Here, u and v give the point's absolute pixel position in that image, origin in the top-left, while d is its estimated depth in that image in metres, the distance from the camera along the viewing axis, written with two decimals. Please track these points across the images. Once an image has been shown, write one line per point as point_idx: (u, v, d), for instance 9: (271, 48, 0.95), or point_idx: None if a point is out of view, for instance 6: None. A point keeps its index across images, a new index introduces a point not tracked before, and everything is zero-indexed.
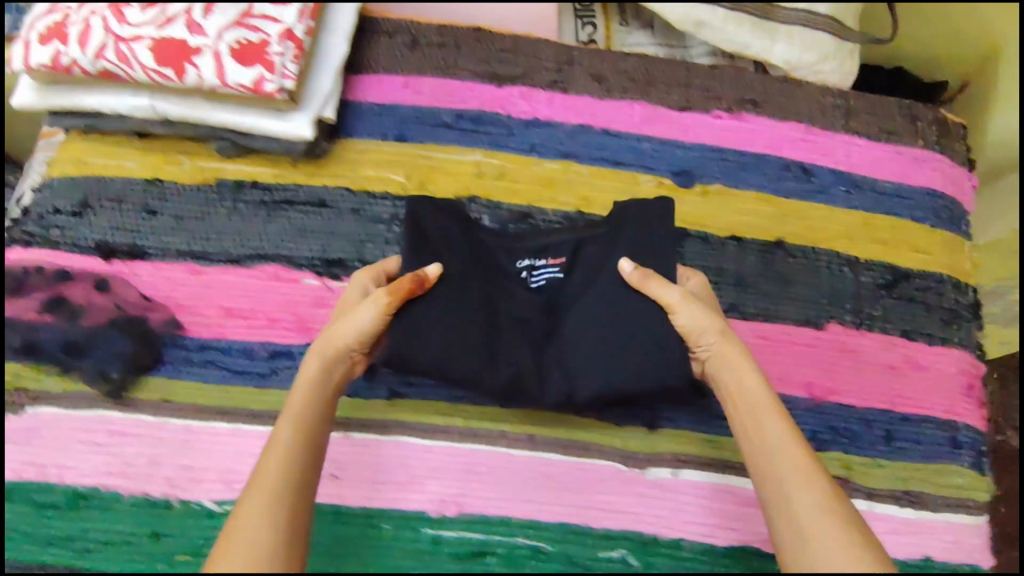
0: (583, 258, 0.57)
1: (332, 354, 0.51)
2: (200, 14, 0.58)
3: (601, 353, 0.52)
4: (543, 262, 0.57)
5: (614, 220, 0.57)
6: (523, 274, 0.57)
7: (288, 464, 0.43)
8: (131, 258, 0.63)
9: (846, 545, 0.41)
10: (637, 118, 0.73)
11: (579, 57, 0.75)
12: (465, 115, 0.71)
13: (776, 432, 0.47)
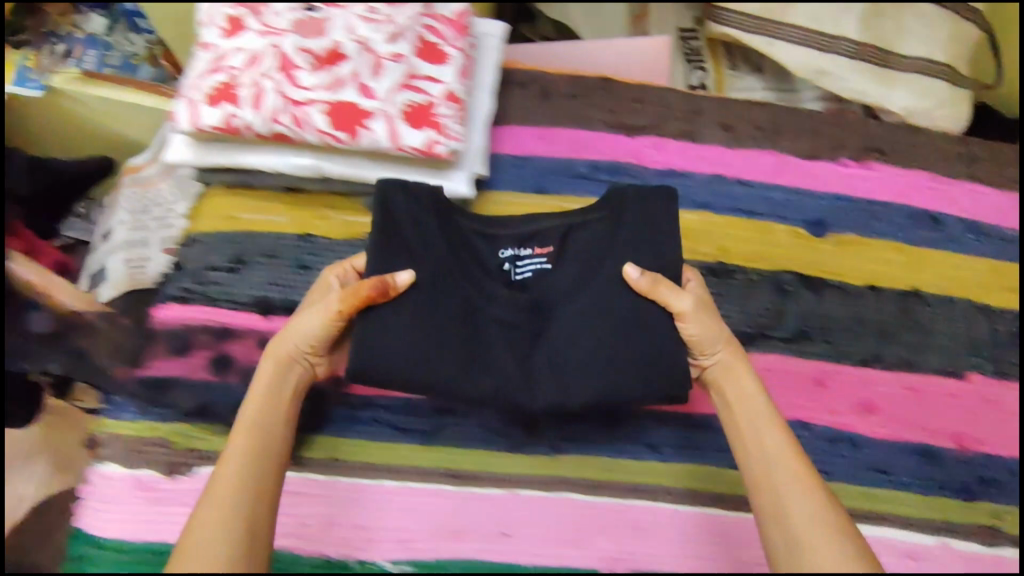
0: (572, 247, 0.58)
1: (284, 363, 0.53)
2: (370, 77, 0.59)
3: (588, 354, 0.52)
4: (528, 253, 0.58)
5: (613, 205, 0.58)
6: (506, 267, 0.58)
7: (248, 473, 0.46)
8: (289, 315, 0.63)
9: (833, 549, 0.44)
10: (768, 167, 0.74)
11: (706, 107, 0.76)
12: (601, 166, 0.72)
13: (772, 439, 0.50)
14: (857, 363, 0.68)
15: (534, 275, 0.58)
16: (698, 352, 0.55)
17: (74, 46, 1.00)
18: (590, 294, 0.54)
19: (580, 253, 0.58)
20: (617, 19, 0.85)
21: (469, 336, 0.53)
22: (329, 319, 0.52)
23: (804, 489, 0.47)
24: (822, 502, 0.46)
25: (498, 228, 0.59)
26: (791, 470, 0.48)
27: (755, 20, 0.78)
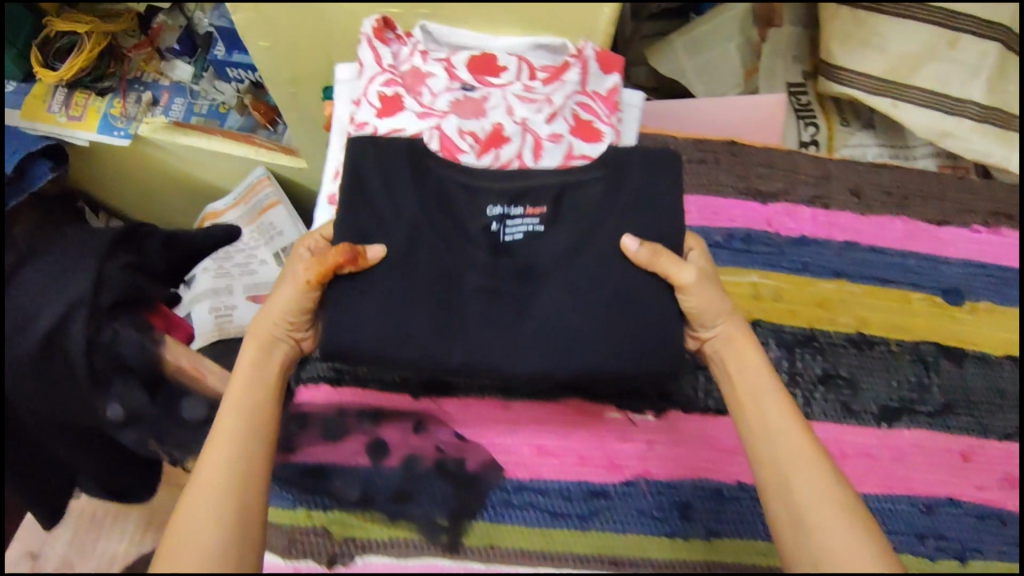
0: (566, 210, 0.55)
1: (269, 340, 0.53)
2: (532, 159, 0.62)
3: (580, 325, 0.51)
4: (519, 211, 0.55)
5: (612, 168, 0.55)
6: (494, 226, 0.55)
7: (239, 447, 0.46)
8: (437, 394, 0.62)
9: (843, 528, 0.43)
10: (899, 234, 0.73)
11: (835, 170, 0.75)
12: (736, 235, 0.71)
13: (773, 412, 0.49)
14: (1001, 437, 0.68)
15: (524, 236, 0.55)
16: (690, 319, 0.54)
17: (160, 93, 1.01)
18: (583, 265, 0.53)
19: (578, 219, 0.55)
20: (731, 72, 0.84)
21: (448, 310, 0.52)
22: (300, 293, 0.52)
23: (809, 463, 0.46)
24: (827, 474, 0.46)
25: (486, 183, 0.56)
26: (793, 442, 0.47)
27: (880, 81, 0.78)
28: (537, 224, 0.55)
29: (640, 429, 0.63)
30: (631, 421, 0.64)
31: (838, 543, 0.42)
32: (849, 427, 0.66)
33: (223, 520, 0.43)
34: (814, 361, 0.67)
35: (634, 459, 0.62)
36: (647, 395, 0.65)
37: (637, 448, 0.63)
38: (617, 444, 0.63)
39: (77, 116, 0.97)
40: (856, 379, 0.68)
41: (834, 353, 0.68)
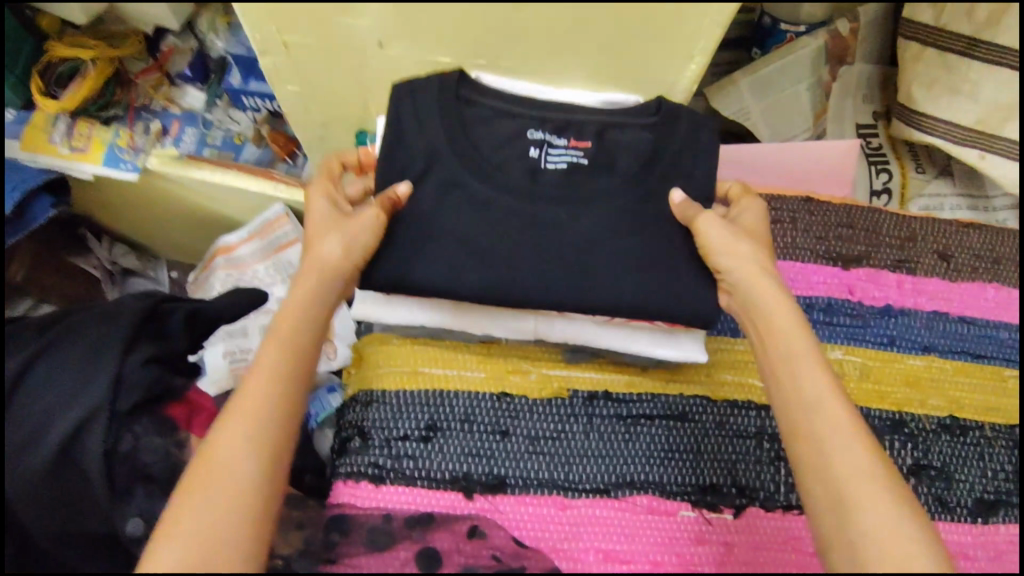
0: (608, 147, 0.57)
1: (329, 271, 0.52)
2: None
3: (611, 265, 0.53)
4: (561, 141, 0.57)
5: (661, 113, 0.57)
6: (537, 154, 0.56)
7: (265, 392, 0.47)
8: (492, 491, 0.56)
9: (881, 505, 0.42)
10: (991, 302, 0.67)
11: (921, 229, 0.69)
12: (817, 304, 0.65)
13: (814, 375, 0.48)
14: None
15: (567, 165, 0.56)
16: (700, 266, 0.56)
17: (170, 122, 0.94)
18: (617, 206, 0.55)
19: (618, 151, 0.57)
20: (800, 117, 0.78)
21: (485, 260, 0.53)
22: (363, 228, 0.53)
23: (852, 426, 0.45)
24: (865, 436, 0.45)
25: (524, 109, 0.58)
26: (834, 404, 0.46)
27: (967, 130, 0.72)
28: (578, 155, 0.57)
29: (717, 530, 0.57)
30: (706, 520, 0.57)
31: (881, 513, 0.42)
32: (946, 524, 0.59)
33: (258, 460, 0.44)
34: (905, 449, 0.61)
35: (711, 564, 0.55)
36: (725, 490, 0.58)
37: (715, 553, 0.56)
38: (692, 547, 0.56)
39: (81, 147, 0.89)
40: (950, 469, 0.61)
41: (925, 440, 0.61)
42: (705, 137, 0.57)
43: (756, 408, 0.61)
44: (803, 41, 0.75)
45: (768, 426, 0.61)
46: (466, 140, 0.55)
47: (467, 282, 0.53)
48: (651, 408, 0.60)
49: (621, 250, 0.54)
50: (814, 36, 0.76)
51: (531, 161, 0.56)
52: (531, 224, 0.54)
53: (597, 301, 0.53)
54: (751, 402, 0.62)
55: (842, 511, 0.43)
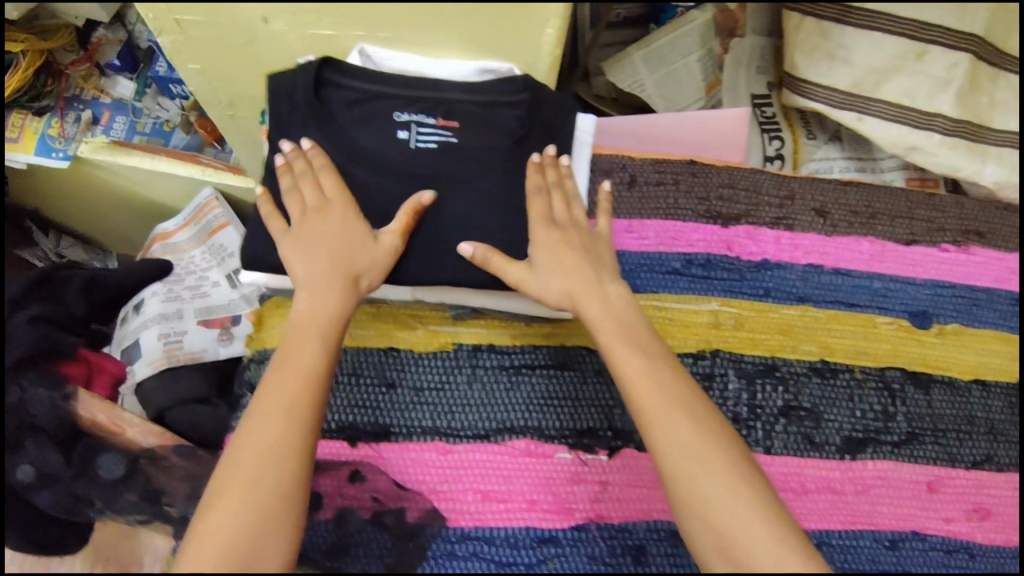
0: (473, 119, 0.60)
1: (328, 272, 0.55)
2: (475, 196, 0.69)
3: (474, 222, 0.60)
4: (430, 123, 0.60)
5: (530, 88, 0.60)
6: (409, 138, 0.59)
7: (297, 385, 0.49)
8: (376, 439, 0.59)
9: (715, 479, 0.47)
10: (865, 255, 0.71)
11: (799, 189, 0.72)
12: (695, 260, 0.68)
13: (668, 416, 0.49)
14: (970, 465, 0.65)
15: (437, 145, 0.60)
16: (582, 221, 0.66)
17: (100, 111, 0.97)
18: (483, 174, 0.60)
19: (484, 123, 0.61)
20: (693, 85, 0.82)
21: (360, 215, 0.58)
22: (386, 254, 0.57)
23: (702, 447, 0.48)
24: (721, 449, 0.49)
25: (397, 88, 0.60)
26: (686, 432, 0.49)
27: (844, 95, 0.75)
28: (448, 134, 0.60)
29: (592, 470, 0.60)
30: (582, 461, 0.60)
31: (719, 493, 0.47)
32: (812, 460, 0.63)
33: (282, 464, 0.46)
34: (775, 392, 0.64)
35: (586, 501, 0.59)
36: (600, 433, 0.61)
37: (590, 491, 0.59)
38: (568, 486, 0.59)
39: (13, 137, 0.91)
40: (819, 409, 0.64)
41: (796, 383, 0.65)
42: (566, 103, 0.65)
43: None
44: (691, 15, 0.79)
45: None
46: (344, 115, 0.59)
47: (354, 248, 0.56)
48: (533, 358, 0.63)
49: (487, 213, 0.60)
50: (703, 10, 0.80)
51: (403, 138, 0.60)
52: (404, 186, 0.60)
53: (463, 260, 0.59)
54: None
55: (698, 500, 0.47)
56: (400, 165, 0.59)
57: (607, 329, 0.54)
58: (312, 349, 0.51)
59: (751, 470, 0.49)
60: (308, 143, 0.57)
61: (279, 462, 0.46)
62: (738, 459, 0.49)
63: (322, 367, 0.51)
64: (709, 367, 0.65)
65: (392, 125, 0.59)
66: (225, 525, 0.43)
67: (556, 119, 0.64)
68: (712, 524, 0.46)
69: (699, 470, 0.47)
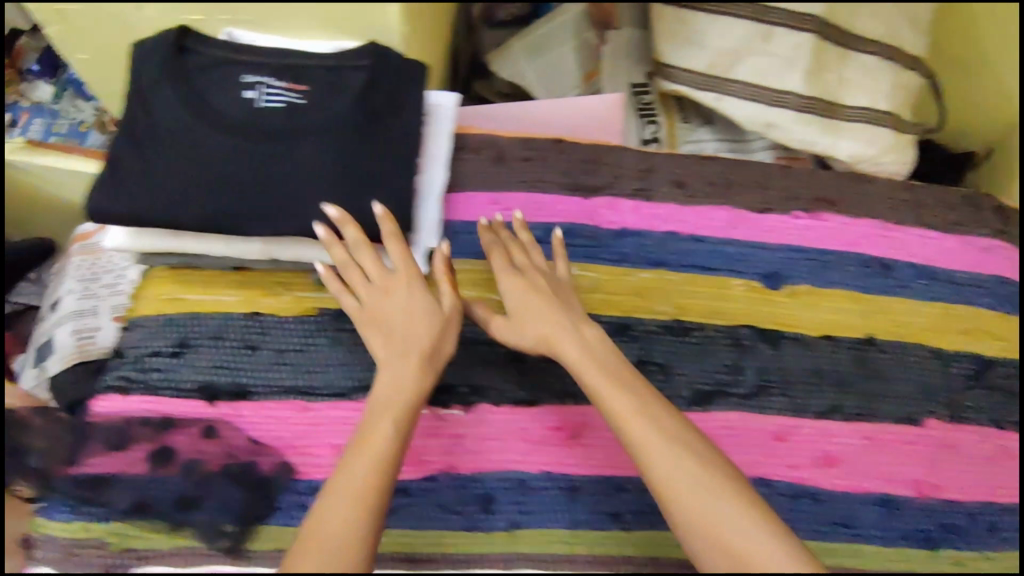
0: (320, 85, 0.60)
1: (401, 352, 0.56)
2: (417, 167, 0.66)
3: (314, 183, 0.59)
4: (278, 85, 0.60)
5: (369, 56, 0.60)
6: (252, 99, 0.59)
7: (373, 469, 0.50)
8: (234, 398, 0.61)
9: (726, 510, 0.48)
10: (721, 222, 0.74)
11: (659, 164, 0.77)
12: (557, 229, 0.72)
13: (663, 451, 0.51)
14: (818, 415, 0.68)
15: (281, 105, 0.60)
16: (444, 187, 0.67)
17: (19, 114, 0.98)
18: (328, 138, 0.59)
19: (331, 90, 0.60)
20: (569, 72, 0.86)
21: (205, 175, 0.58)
22: (450, 321, 0.59)
23: (708, 486, 0.49)
24: (728, 487, 0.49)
25: (249, 55, 0.60)
26: (682, 468, 0.50)
27: (702, 77, 0.80)
28: (295, 96, 0.60)
29: (448, 425, 0.63)
30: (438, 417, 0.63)
31: (732, 523, 0.48)
32: None
33: (353, 530, 0.47)
34: (628, 349, 0.68)
35: (439, 453, 0.62)
36: (456, 389, 0.64)
37: (444, 444, 0.62)
38: (423, 439, 0.62)
39: None
40: (670, 364, 0.68)
41: (648, 340, 0.69)
42: None
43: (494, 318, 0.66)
44: (565, 8, 0.86)
45: None
46: (193, 80, 0.59)
47: (194, 210, 0.58)
48: None
49: (330, 174, 0.59)
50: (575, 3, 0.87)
51: (251, 98, 0.60)
52: (247, 148, 0.59)
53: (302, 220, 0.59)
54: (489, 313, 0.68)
55: (716, 533, 0.48)
56: (248, 128, 0.59)
57: (645, 390, 0.55)
58: (383, 433, 0.52)
59: (754, 494, 0.50)
60: (379, 210, 0.59)
61: (351, 543, 0.46)
62: (751, 497, 0.49)
63: (397, 448, 0.52)
64: None
65: (239, 85, 0.60)
66: None
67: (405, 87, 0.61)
68: (729, 558, 0.47)
69: (715, 510, 0.48)
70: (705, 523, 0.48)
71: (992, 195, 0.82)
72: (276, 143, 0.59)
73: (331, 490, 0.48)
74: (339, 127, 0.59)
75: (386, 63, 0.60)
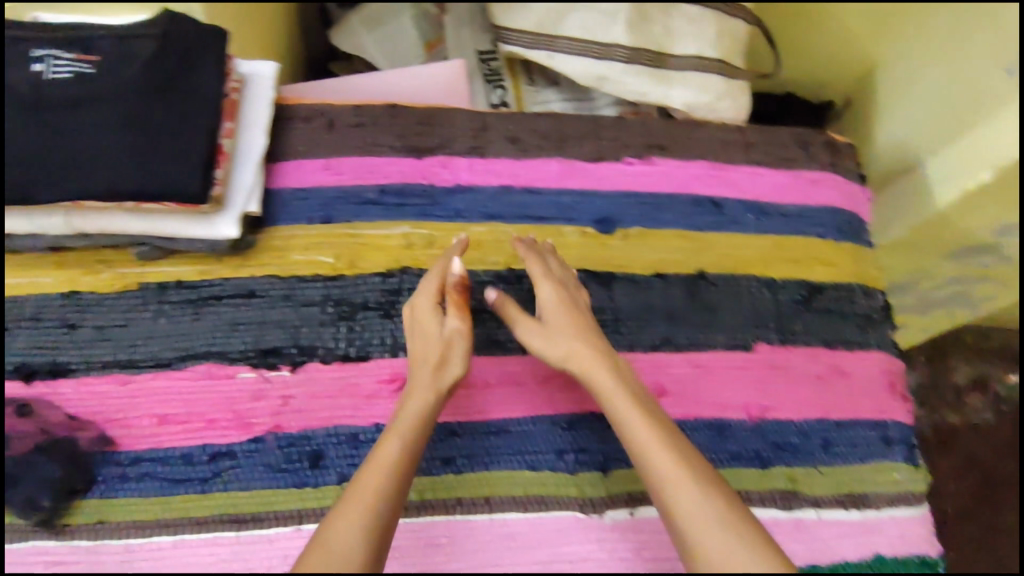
0: (111, 54, 0.61)
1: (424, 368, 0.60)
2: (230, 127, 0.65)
3: (105, 146, 0.58)
4: (68, 57, 0.60)
5: (160, 25, 0.62)
6: (39, 69, 0.59)
7: (382, 486, 0.52)
8: (52, 376, 0.62)
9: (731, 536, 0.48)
10: (554, 173, 0.76)
11: (492, 122, 0.78)
12: (389, 189, 0.72)
13: (687, 484, 0.51)
14: (648, 349, 0.70)
15: (70, 75, 0.59)
16: (263, 152, 0.67)
17: None
18: (119, 103, 0.59)
19: (124, 60, 0.61)
20: (409, 40, 0.89)
21: None
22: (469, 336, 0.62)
23: (728, 526, 0.48)
24: (746, 533, 0.48)
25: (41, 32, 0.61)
26: (702, 503, 0.50)
27: (533, 36, 0.82)
28: (83, 66, 0.60)
29: (275, 386, 0.63)
30: (265, 379, 0.63)
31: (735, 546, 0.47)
32: (495, 357, 0.67)
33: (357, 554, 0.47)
34: None
35: (265, 415, 0.62)
36: (285, 350, 0.65)
37: (270, 405, 0.63)
38: (249, 402, 0.62)
39: None
40: None
41: (480, 290, 0.70)
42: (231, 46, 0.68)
43: (323, 281, 0.68)
44: None
45: (333, 293, 0.67)
46: None
47: None
48: (222, 289, 0.66)
49: (120, 136, 0.58)
50: None
51: (39, 70, 0.59)
52: (31, 114, 0.58)
53: (92, 188, 0.58)
54: (319, 276, 0.68)
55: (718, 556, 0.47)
56: (33, 97, 0.58)
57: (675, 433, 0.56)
58: (404, 480, 0.53)
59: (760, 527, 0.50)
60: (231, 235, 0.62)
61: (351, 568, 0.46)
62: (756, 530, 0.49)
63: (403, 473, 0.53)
64: (399, 284, 0.69)
65: (25, 59, 0.59)
66: None
67: (203, 53, 0.64)
68: None
69: (728, 546, 0.47)
70: (712, 555, 0.47)
71: (826, 131, 0.84)
72: (63, 111, 0.58)
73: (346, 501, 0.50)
74: (129, 93, 0.59)
75: (180, 30, 0.63)
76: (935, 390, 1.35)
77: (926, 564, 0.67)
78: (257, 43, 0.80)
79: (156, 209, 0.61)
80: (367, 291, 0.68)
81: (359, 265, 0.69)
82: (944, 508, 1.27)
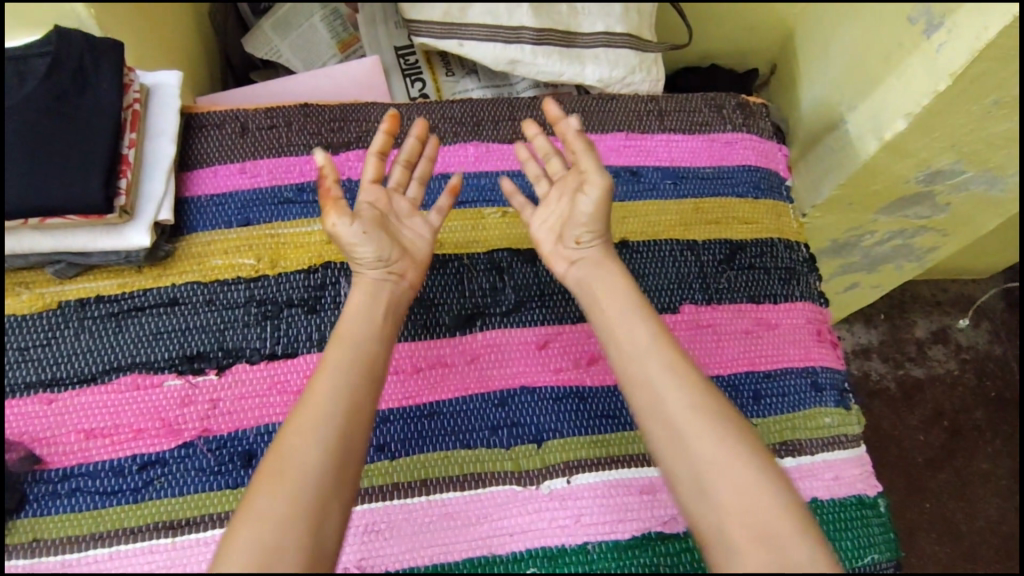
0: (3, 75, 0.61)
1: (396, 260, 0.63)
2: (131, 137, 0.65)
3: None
4: None
5: (51, 42, 0.62)
6: None
7: (339, 388, 0.53)
8: None
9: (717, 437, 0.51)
10: (471, 157, 0.77)
11: (407, 112, 0.79)
12: (306, 187, 0.73)
13: (673, 383, 0.53)
14: (577, 320, 0.71)
15: None
16: (171, 160, 0.68)
17: None
18: (13, 121, 0.59)
19: (17, 79, 0.61)
20: (323, 42, 0.92)
21: None
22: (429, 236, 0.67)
23: (715, 424, 0.51)
24: (731, 431, 0.51)
25: None
26: (690, 403, 0.52)
27: (441, 26, 0.83)
28: None
29: (202, 390, 0.64)
30: (192, 384, 0.64)
31: (718, 448, 0.50)
32: (423, 341, 0.69)
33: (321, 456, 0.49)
34: None
35: (194, 420, 0.62)
36: (209, 355, 0.65)
37: (199, 410, 0.63)
38: (177, 409, 0.63)
39: None
40: (430, 297, 0.70)
41: None
42: None
43: (244, 283, 0.68)
44: None
45: (256, 294, 0.68)
46: None
47: None
48: (143, 301, 0.66)
49: (15, 152, 0.58)
50: None
51: None
52: None
53: None
54: (240, 279, 0.68)
55: (703, 453, 0.50)
56: None
57: (669, 332, 0.58)
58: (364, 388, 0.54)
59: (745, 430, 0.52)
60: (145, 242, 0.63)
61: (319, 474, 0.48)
62: (740, 433, 0.51)
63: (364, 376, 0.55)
64: (322, 279, 0.69)
65: None
66: (260, 519, 0.46)
67: (98, 63, 0.64)
68: (722, 475, 0.49)
69: (713, 443, 0.50)
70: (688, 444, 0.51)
71: (738, 94, 0.86)
72: None
73: (307, 406, 0.52)
74: (25, 110, 0.60)
75: (71, 44, 0.63)
76: (896, 343, 1.37)
77: (864, 504, 0.68)
78: (166, 57, 0.80)
79: (63, 224, 0.62)
80: (291, 289, 0.68)
81: (280, 265, 0.69)
82: (915, 458, 1.28)
